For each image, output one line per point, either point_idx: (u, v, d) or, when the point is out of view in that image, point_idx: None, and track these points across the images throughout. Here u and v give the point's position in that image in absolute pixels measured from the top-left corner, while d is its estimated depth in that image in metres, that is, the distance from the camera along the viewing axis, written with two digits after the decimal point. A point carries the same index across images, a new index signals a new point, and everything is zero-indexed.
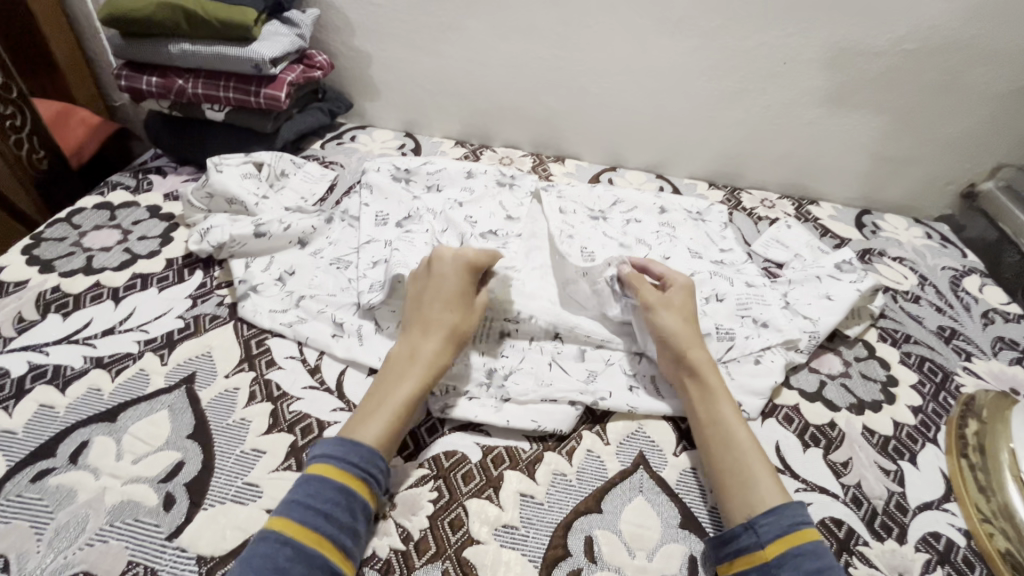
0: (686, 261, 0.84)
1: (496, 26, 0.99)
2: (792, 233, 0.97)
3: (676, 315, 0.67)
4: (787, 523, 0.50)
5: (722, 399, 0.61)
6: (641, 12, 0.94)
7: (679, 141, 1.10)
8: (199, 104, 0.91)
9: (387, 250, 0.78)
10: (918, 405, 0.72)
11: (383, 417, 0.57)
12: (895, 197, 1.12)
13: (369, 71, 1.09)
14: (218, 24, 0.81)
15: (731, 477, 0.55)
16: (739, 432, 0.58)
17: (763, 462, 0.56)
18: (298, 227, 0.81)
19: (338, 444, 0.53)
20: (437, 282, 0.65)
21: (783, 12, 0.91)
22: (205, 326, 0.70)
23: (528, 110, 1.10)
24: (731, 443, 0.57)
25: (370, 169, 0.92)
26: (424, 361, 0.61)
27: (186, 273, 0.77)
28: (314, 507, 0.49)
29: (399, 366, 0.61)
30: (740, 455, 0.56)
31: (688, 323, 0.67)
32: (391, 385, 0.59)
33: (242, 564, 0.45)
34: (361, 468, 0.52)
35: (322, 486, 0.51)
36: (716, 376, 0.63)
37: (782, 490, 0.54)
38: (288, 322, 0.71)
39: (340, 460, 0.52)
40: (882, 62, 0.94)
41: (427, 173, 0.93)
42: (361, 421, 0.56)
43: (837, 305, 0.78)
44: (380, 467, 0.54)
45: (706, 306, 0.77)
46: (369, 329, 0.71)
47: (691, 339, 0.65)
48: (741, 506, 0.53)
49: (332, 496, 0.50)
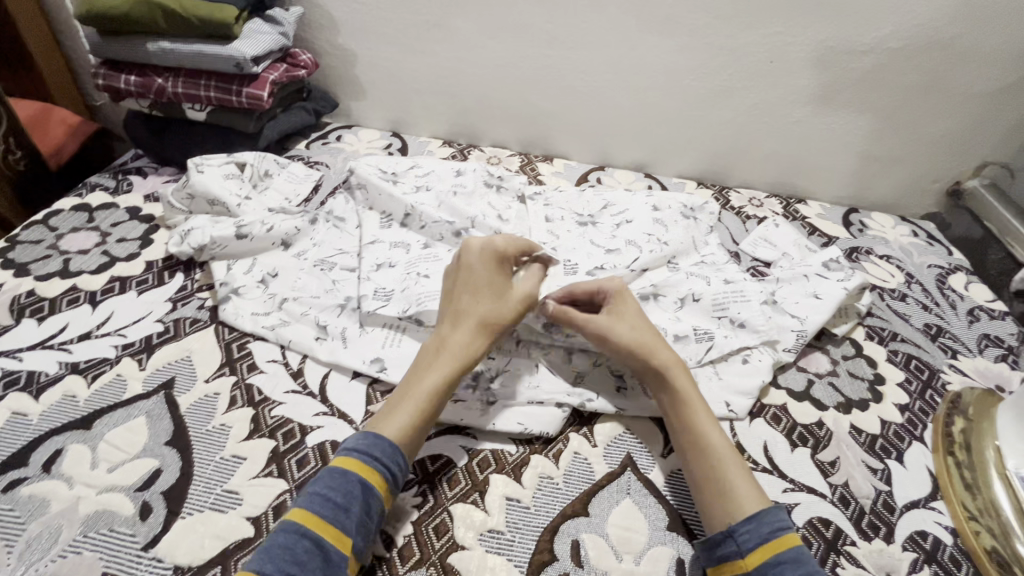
0: (662, 272, 0.84)
1: (483, 25, 0.98)
2: (780, 232, 0.97)
3: (627, 321, 0.65)
4: (767, 530, 0.50)
5: (695, 403, 0.60)
6: (629, 10, 0.93)
7: (667, 140, 1.09)
8: (180, 103, 0.89)
9: (392, 253, 0.79)
10: (904, 404, 0.72)
11: (406, 410, 0.56)
12: (882, 195, 1.13)
13: (355, 69, 1.07)
14: (198, 22, 0.80)
15: (707, 486, 0.55)
16: (714, 437, 0.57)
17: (738, 466, 0.56)
18: (281, 228, 0.80)
19: (363, 438, 0.53)
20: (469, 272, 0.65)
21: (770, 11, 0.91)
22: (184, 330, 0.69)
23: (516, 109, 1.09)
24: (706, 451, 0.57)
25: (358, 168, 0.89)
26: (452, 350, 0.60)
27: (166, 276, 0.76)
28: (334, 501, 0.48)
29: (429, 356, 0.61)
30: (715, 461, 0.56)
31: (641, 327, 0.65)
32: (420, 376, 0.59)
33: (258, 554, 0.45)
34: (382, 463, 0.52)
35: (347, 480, 0.50)
36: (685, 379, 0.62)
37: (762, 494, 0.53)
38: (271, 325, 0.70)
39: (363, 454, 0.52)
40: (868, 60, 0.95)
41: (413, 173, 0.92)
42: (387, 414, 0.56)
43: (825, 304, 0.78)
44: (402, 463, 0.53)
45: (681, 308, 0.77)
46: (353, 331, 0.70)
47: (654, 344, 0.64)
48: (719, 515, 0.53)
49: (352, 490, 0.49)
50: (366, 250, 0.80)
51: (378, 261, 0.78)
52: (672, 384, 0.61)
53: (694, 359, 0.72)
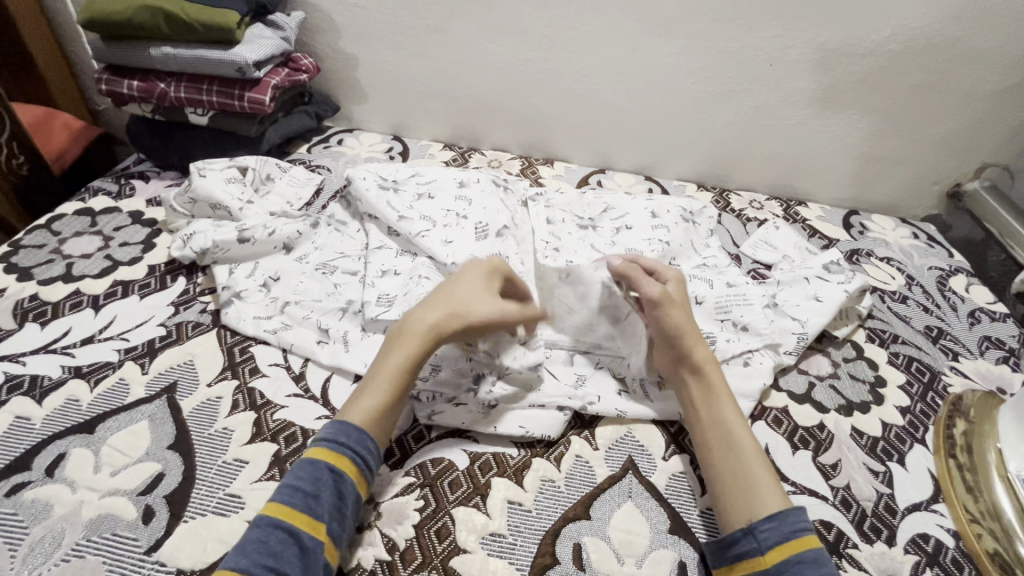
0: None
1: (483, 28, 0.98)
2: (780, 234, 0.97)
3: (680, 305, 0.65)
4: (788, 529, 0.50)
5: (722, 399, 0.60)
6: (629, 13, 0.93)
7: (667, 143, 1.10)
8: (182, 108, 0.89)
9: (398, 260, 0.80)
10: (905, 406, 0.72)
11: (372, 395, 0.57)
12: (883, 197, 1.13)
13: (356, 73, 1.08)
14: (201, 27, 0.80)
15: (730, 481, 0.55)
16: (740, 433, 0.58)
17: (761, 463, 0.55)
18: (283, 232, 0.80)
19: (331, 426, 0.54)
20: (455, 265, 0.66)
21: (769, 14, 0.91)
22: (187, 333, 0.69)
23: (516, 112, 1.09)
24: (731, 445, 0.57)
25: (355, 178, 0.90)
26: (414, 332, 0.59)
27: (168, 279, 0.76)
28: (304, 490, 0.49)
29: (394, 338, 0.60)
30: (739, 457, 0.56)
31: (690, 315, 0.65)
32: (386, 359, 0.59)
33: (235, 551, 0.45)
34: (350, 449, 0.53)
35: (315, 468, 0.51)
36: (716, 373, 0.62)
37: (782, 493, 0.53)
38: (273, 329, 0.70)
39: (331, 442, 0.52)
40: (866, 62, 0.95)
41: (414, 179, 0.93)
42: (354, 399, 0.57)
43: (825, 306, 0.78)
44: (370, 448, 0.54)
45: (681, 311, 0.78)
46: (355, 335, 0.71)
47: (693, 334, 0.64)
48: (738, 512, 0.53)
49: (322, 478, 0.50)
50: (372, 256, 0.81)
51: (384, 267, 0.79)
52: (705, 377, 0.61)
53: None
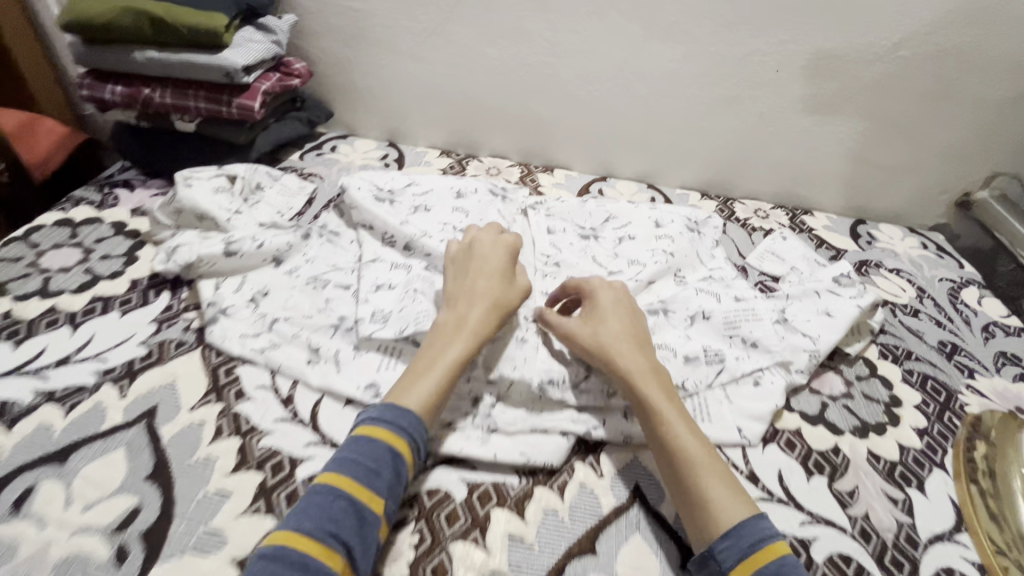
0: (671, 287, 0.82)
1: (481, 32, 0.95)
2: (787, 245, 0.95)
3: (602, 319, 0.64)
4: (746, 543, 0.47)
5: (663, 409, 0.57)
6: (631, 17, 0.90)
7: (671, 150, 1.07)
8: (168, 115, 0.85)
9: (393, 274, 0.78)
10: (922, 427, 0.69)
11: (431, 379, 0.58)
12: (890, 206, 1.10)
13: (349, 78, 1.04)
14: (186, 30, 0.76)
15: (688, 496, 0.52)
16: (685, 441, 0.54)
17: (716, 470, 0.52)
18: (272, 245, 0.77)
19: (386, 409, 0.55)
20: (486, 265, 0.68)
21: (776, 19, 0.88)
22: (169, 353, 0.65)
23: (515, 119, 1.06)
24: (678, 458, 0.53)
25: (350, 189, 0.87)
26: (472, 327, 0.62)
27: (151, 295, 0.72)
28: (367, 466, 0.50)
29: (446, 333, 0.62)
30: (689, 469, 0.52)
31: (619, 324, 0.64)
32: (439, 350, 0.60)
33: (298, 513, 0.47)
34: (409, 434, 0.54)
35: (374, 445, 0.52)
36: (651, 382, 0.59)
37: (745, 499, 0.50)
38: (260, 348, 0.66)
39: (391, 424, 0.53)
40: (873, 69, 0.92)
41: (410, 190, 0.90)
42: (406, 386, 0.57)
43: (837, 322, 0.75)
44: (423, 437, 0.55)
45: (689, 326, 0.76)
46: (347, 354, 0.68)
47: (619, 347, 0.61)
48: (704, 528, 0.50)
49: (383, 457, 0.51)
50: (366, 270, 0.78)
51: (378, 281, 0.76)
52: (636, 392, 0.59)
53: (704, 383, 0.69)
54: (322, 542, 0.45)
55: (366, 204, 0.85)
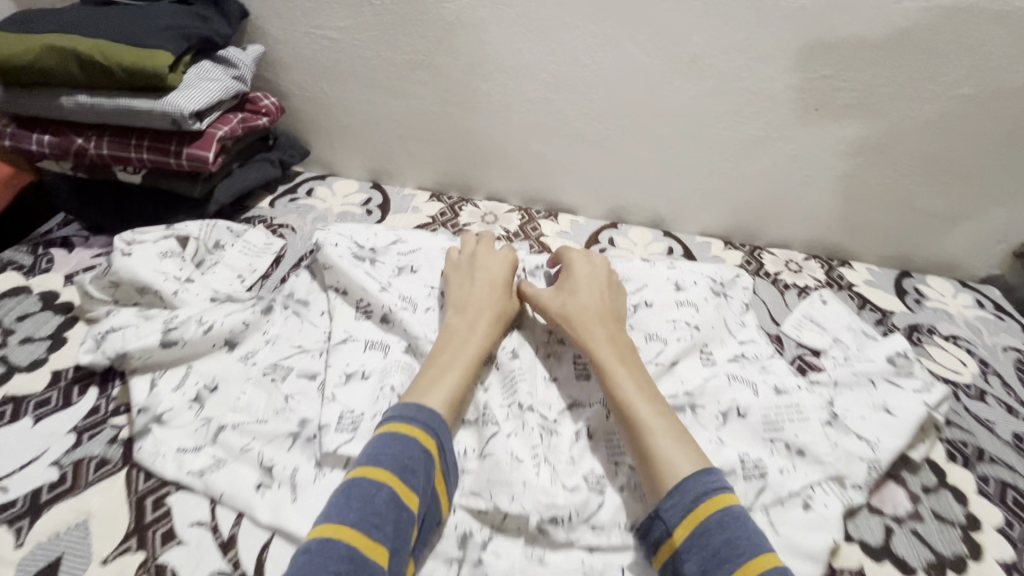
0: (698, 369, 0.69)
1: (474, 65, 0.82)
2: (827, 310, 0.82)
3: (573, 297, 0.69)
4: (688, 500, 0.49)
5: (618, 375, 0.60)
6: (649, 49, 0.77)
7: (690, 195, 0.94)
8: (108, 165, 0.74)
9: (368, 356, 0.65)
10: (1011, 562, 0.57)
11: (455, 374, 0.58)
12: (941, 252, 0.95)
13: (327, 114, 0.92)
14: (122, 71, 0.64)
15: (642, 453, 0.54)
16: (637, 403, 0.57)
17: (669, 429, 0.55)
18: (223, 327, 0.65)
19: (416, 409, 0.53)
20: (486, 272, 0.70)
21: (819, 52, 0.75)
22: (86, 477, 0.53)
23: (515, 159, 0.94)
24: (631, 417, 0.57)
25: (325, 245, 0.74)
26: (483, 331, 0.64)
27: (75, 393, 0.60)
28: (405, 463, 0.48)
29: (458, 337, 0.62)
30: (641, 428, 0.55)
31: (592, 302, 0.69)
32: (453, 353, 0.60)
33: (340, 503, 0.45)
34: (439, 436, 0.52)
35: (411, 444, 0.50)
36: (610, 351, 0.63)
37: (696, 456, 0.52)
38: (199, 470, 0.55)
39: (423, 424, 0.52)
40: (930, 108, 0.79)
41: (394, 249, 0.77)
42: (430, 386, 0.56)
43: (899, 423, 0.63)
44: (449, 445, 0.54)
45: (721, 426, 0.63)
46: (306, 475, 0.55)
47: (587, 320, 0.66)
48: (657, 483, 0.52)
49: (418, 456, 0.49)
50: (335, 352, 0.65)
51: (349, 368, 0.64)
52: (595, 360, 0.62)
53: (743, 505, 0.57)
54: (368, 537, 0.43)
55: (342, 264, 0.72)
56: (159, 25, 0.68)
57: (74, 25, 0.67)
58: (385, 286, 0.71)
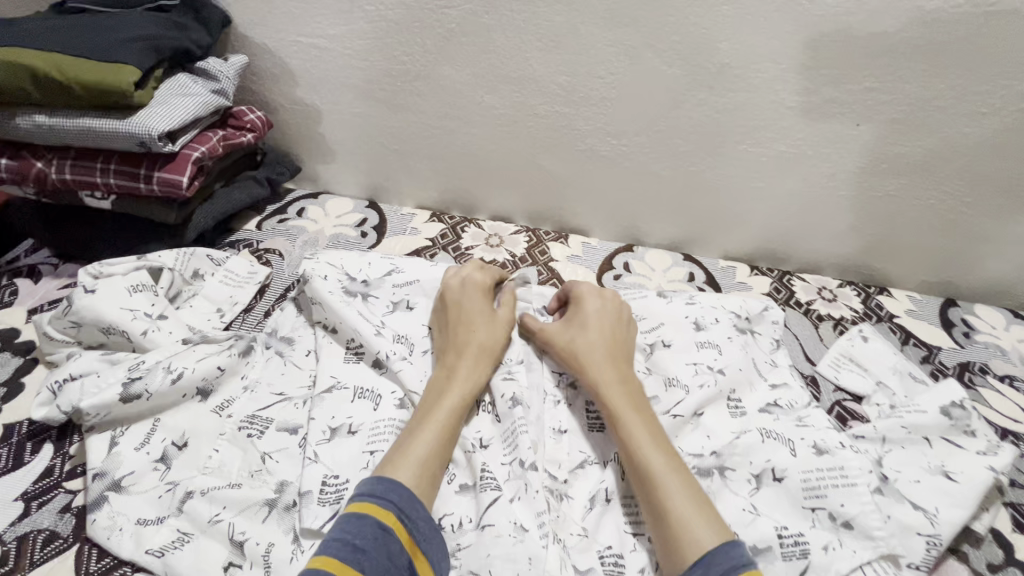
0: (728, 422, 0.62)
1: (477, 76, 0.75)
2: (870, 349, 0.75)
3: (581, 329, 0.62)
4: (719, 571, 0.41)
5: (631, 421, 0.54)
6: (671, 59, 0.69)
7: (713, 217, 0.85)
8: (74, 191, 0.71)
9: (358, 407, 0.57)
10: None
11: (428, 435, 0.51)
12: (1000, 274, 0.82)
13: (320, 129, 0.85)
14: (83, 92, 0.61)
15: (655, 516, 0.48)
16: (652, 456, 0.51)
17: (684, 486, 0.49)
18: (194, 374, 0.58)
19: (374, 482, 0.46)
20: (461, 307, 0.62)
21: (864, 62, 0.65)
22: (32, 556, 0.49)
23: (521, 176, 0.86)
24: (644, 472, 0.50)
25: (313, 278, 0.66)
26: (463, 379, 0.56)
27: (27, 452, 0.56)
28: (354, 543, 0.40)
29: (435, 389, 0.56)
30: (656, 487, 0.49)
31: (601, 336, 0.62)
32: (427, 410, 0.53)
33: None
34: (401, 508, 0.44)
35: (359, 520, 0.42)
36: (622, 393, 0.56)
37: (715, 522, 0.46)
38: (159, 547, 0.49)
39: (378, 497, 0.44)
40: (988, 123, 0.67)
41: (389, 281, 0.69)
42: (399, 452, 0.49)
43: (962, 491, 0.55)
44: (422, 514, 0.45)
45: (753, 492, 0.56)
46: (280, 554, 0.48)
47: (598, 356, 0.59)
48: (673, 553, 0.45)
49: (372, 534, 0.41)
50: (317, 404, 0.57)
51: (333, 421, 0.56)
52: (607, 401, 0.56)
53: None
54: None
55: (332, 301, 0.64)
56: (124, 36, 0.63)
57: (33, 36, 0.62)
58: (377, 326, 0.63)
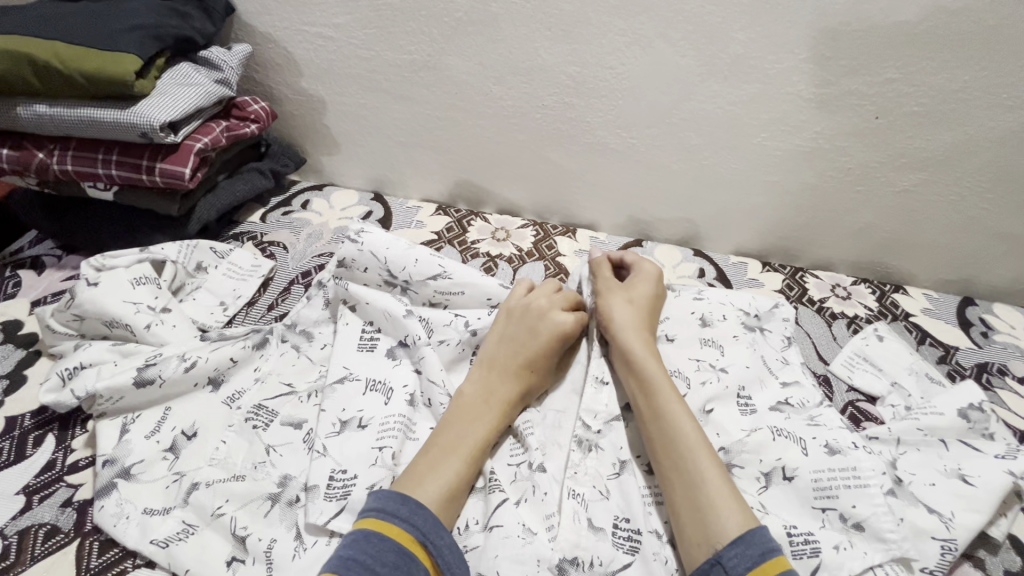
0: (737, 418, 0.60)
1: (484, 66, 0.73)
2: (885, 349, 0.73)
3: (619, 301, 0.62)
4: (755, 556, 0.41)
5: (664, 389, 0.53)
6: (684, 48, 0.66)
7: (725, 212, 0.83)
8: (76, 182, 0.71)
9: (369, 399, 0.56)
10: None
11: (456, 459, 0.50)
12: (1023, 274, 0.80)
13: (324, 120, 0.84)
14: (82, 78, 0.60)
15: (686, 484, 0.47)
16: (685, 429, 0.50)
17: (714, 464, 0.48)
18: (206, 364, 0.58)
19: (399, 501, 0.45)
20: (523, 326, 0.59)
21: (884, 51, 0.62)
22: (33, 550, 0.49)
23: (529, 170, 0.85)
24: (676, 442, 0.50)
25: (352, 269, 0.66)
26: (500, 403, 0.55)
27: (30, 444, 0.56)
28: (370, 565, 0.40)
29: (473, 407, 0.54)
30: (686, 457, 0.48)
31: (636, 312, 0.61)
32: (458, 430, 0.52)
33: None
34: (424, 532, 0.43)
35: (381, 546, 0.42)
36: (657, 366, 0.56)
37: (745, 508, 0.45)
38: (164, 539, 0.48)
39: (401, 520, 0.43)
40: (1017, 116, 0.64)
41: (433, 285, 0.65)
42: (424, 474, 0.48)
43: (979, 496, 0.53)
44: (447, 541, 0.44)
45: (763, 491, 0.55)
46: (285, 549, 0.48)
47: (636, 325, 0.59)
48: (701, 526, 0.45)
49: (392, 561, 0.41)
50: (327, 396, 0.56)
51: (344, 414, 0.55)
52: (639, 368, 0.55)
53: None
54: None
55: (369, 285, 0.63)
56: (125, 25, 0.62)
57: (35, 25, 0.62)
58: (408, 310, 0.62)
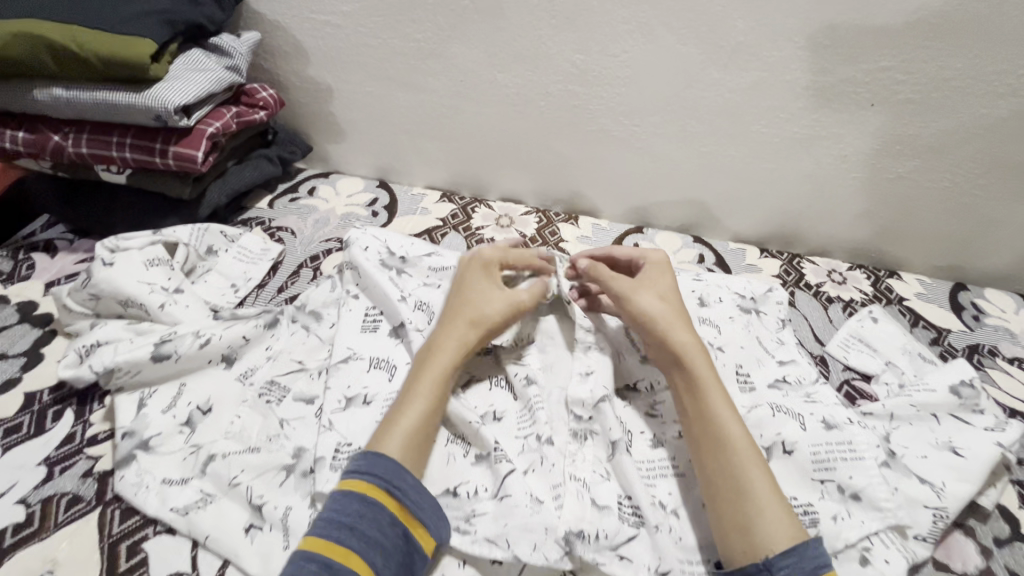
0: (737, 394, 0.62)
1: (489, 54, 0.75)
2: (880, 331, 0.75)
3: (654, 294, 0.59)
4: (811, 567, 0.42)
5: (711, 392, 0.52)
6: (686, 36, 0.68)
7: (724, 199, 0.85)
8: (89, 165, 0.72)
9: (373, 376, 0.58)
10: None
11: (414, 407, 0.50)
12: (1013, 259, 0.82)
13: (330, 108, 0.85)
14: (99, 62, 0.61)
15: (732, 493, 0.47)
16: (736, 436, 0.49)
17: (763, 474, 0.47)
18: (220, 341, 0.59)
19: (359, 458, 0.47)
20: (462, 282, 0.60)
21: (879, 39, 0.64)
22: (55, 518, 0.50)
23: (532, 158, 0.86)
24: (726, 451, 0.48)
25: (354, 245, 0.68)
26: (445, 346, 0.54)
27: (49, 419, 0.57)
28: (340, 522, 0.43)
29: (419, 358, 0.54)
30: (735, 466, 0.48)
31: (674, 306, 0.58)
32: (409, 384, 0.53)
33: None
34: (384, 479, 0.46)
35: (343, 501, 0.45)
36: (707, 370, 0.53)
37: (795, 523, 0.45)
38: (184, 506, 0.49)
39: (360, 474, 0.46)
40: (1009, 104, 0.66)
41: (428, 262, 0.69)
42: (385, 430, 0.49)
43: (969, 466, 0.56)
44: (410, 481, 0.46)
45: None
46: (300, 516, 0.49)
47: (676, 321, 0.57)
48: (746, 537, 0.45)
49: (356, 511, 0.44)
50: (334, 372, 0.58)
51: (349, 391, 0.57)
52: (686, 369, 0.54)
53: None
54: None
55: (370, 269, 0.65)
56: (139, 10, 0.64)
57: (50, 9, 0.63)
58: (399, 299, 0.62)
